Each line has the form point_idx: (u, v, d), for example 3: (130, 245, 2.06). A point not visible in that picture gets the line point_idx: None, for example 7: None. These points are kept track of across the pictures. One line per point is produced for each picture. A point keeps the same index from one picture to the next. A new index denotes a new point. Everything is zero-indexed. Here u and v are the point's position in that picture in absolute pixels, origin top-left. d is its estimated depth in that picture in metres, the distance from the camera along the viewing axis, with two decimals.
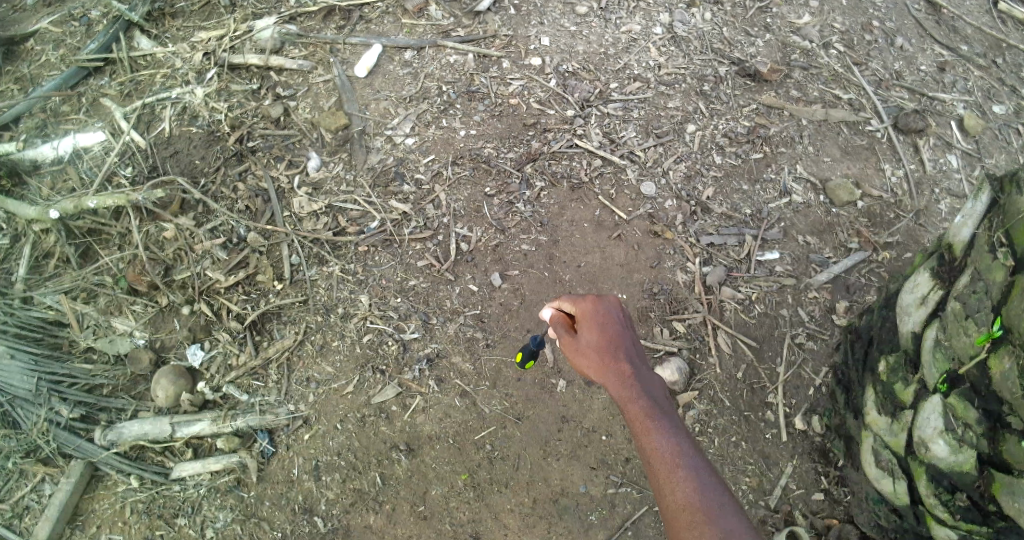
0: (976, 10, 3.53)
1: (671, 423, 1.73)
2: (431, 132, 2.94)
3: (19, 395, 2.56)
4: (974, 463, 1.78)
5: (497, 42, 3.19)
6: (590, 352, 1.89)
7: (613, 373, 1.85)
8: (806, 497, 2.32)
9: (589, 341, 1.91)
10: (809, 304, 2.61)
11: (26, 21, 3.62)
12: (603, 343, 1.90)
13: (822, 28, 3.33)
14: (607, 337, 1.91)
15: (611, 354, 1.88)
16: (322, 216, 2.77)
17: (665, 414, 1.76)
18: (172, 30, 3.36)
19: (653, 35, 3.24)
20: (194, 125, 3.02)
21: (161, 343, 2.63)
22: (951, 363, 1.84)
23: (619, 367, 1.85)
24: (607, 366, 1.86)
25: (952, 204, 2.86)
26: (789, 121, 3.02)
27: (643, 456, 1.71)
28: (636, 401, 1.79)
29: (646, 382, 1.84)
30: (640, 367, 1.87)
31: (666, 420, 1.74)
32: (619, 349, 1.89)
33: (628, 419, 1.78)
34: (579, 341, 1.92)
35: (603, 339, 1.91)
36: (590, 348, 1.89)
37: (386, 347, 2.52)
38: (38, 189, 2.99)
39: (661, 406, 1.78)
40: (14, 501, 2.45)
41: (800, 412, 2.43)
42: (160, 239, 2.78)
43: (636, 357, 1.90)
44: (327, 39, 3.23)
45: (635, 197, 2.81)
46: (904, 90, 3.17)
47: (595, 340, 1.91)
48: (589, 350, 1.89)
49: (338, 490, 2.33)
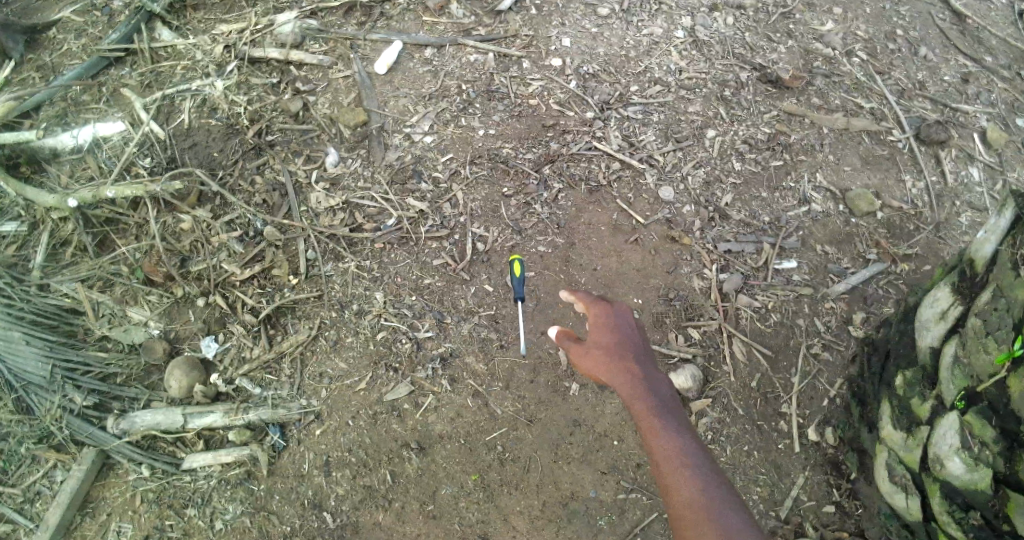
0: (1001, 21, 3.50)
1: (677, 423, 1.74)
2: (449, 131, 2.94)
3: (33, 382, 2.57)
4: (990, 482, 1.75)
5: (518, 42, 3.18)
6: (597, 351, 1.88)
7: (620, 372, 1.84)
8: (817, 509, 2.30)
9: (595, 342, 1.90)
10: (826, 315, 2.59)
11: (49, 10, 3.64)
12: (609, 343, 1.89)
13: (845, 36, 3.31)
14: (613, 336, 1.91)
15: (618, 353, 1.87)
16: (339, 212, 2.77)
17: (672, 413, 1.76)
18: (193, 22, 3.37)
19: (674, 38, 3.22)
20: (213, 118, 3.03)
21: (175, 334, 2.64)
22: (970, 380, 1.83)
23: (625, 367, 1.85)
24: (614, 366, 1.85)
25: (973, 218, 2.83)
26: (810, 129, 3.00)
27: (648, 455, 1.71)
28: (642, 400, 1.78)
29: (653, 381, 1.83)
30: (647, 365, 1.87)
31: (673, 420, 1.74)
32: (626, 349, 1.88)
33: (634, 418, 1.78)
34: (585, 341, 1.91)
35: (609, 339, 1.90)
36: (595, 348, 1.89)
37: (400, 345, 2.52)
38: (58, 177, 3.01)
39: (668, 406, 1.78)
40: (26, 486, 2.47)
41: (814, 422, 2.42)
42: (177, 230, 2.79)
43: (643, 356, 1.89)
44: (348, 35, 3.23)
45: (653, 201, 2.80)
46: (927, 101, 3.14)
47: (601, 340, 1.90)
48: (595, 350, 1.89)
49: (348, 486, 2.33)
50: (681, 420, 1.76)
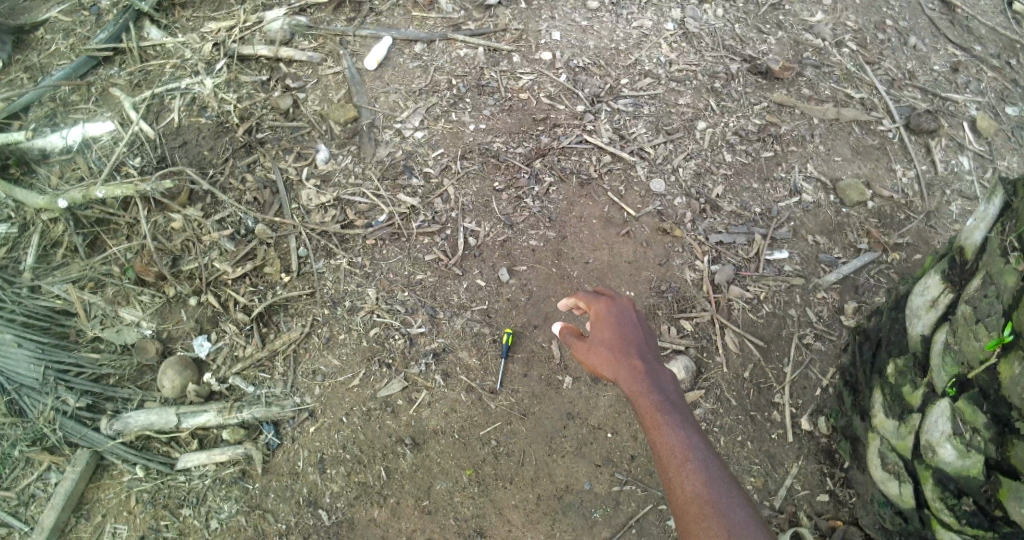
0: (990, 10, 3.50)
1: (682, 418, 1.73)
2: (440, 126, 2.93)
3: (26, 384, 2.56)
4: (982, 468, 1.76)
5: (507, 36, 3.18)
6: (601, 350, 1.89)
7: (624, 369, 1.85)
8: (811, 498, 2.31)
9: (600, 341, 1.91)
10: (817, 305, 2.60)
11: (36, 10, 3.62)
12: (614, 341, 1.90)
13: (835, 26, 3.32)
14: (618, 334, 1.91)
15: (622, 350, 1.88)
16: (331, 209, 2.77)
17: (677, 408, 1.75)
18: (182, 20, 3.35)
19: (664, 30, 3.22)
20: (203, 116, 3.02)
21: (168, 334, 2.63)
22: (960, 367, 1.84)
23: (630, 363, 1.85)
24: (619, 362, 1.86)
25: (963, 206, 2.84)
26: (800, 119, 3.00)
27: (653, 451, 1.71)
28: (648, 396, 1.78)
29: (658, 377, 1.83)
30: (652, 361, 1.86)
31: (678, 415, 1.74)
32: (631, 346, 1.89)
33: (640, 414, 1.78)
34: (590, 341, 1.93)
35: (614, 336, 1.91)
36: (600, 346, 1.90)
37: (393, 341, 2.52)
38: (47, 178, 2.99)
39: (673, 401, 1.78)
40: (20, 489, 2.46)
41: (806, 412, 2.42)
42: (168, 229, 2.78)
43: (648, 353, 1.89)
44: (338, 31, 3.22)
45: (644, 194, 2.80)
46: (916, 90, 3.14)
47: (606, 338, 1.91)
48: (600, 348, 1.90)
49: (343, 483, 2.33)
50: (687, 416, 1.75)
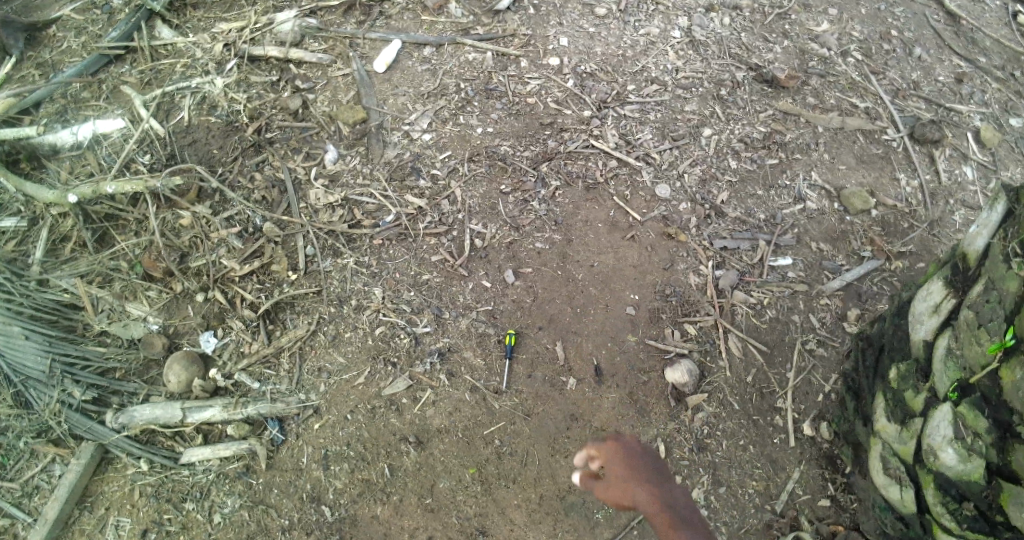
0: (995, 23, 3.54)
1: None
2: (448, 129, 2.96)
3: (33, 376, 2.58)
4: (983, 473, 1.77)
5: (516, 41, 3.21)
6: (625, 490, 1.78)
7: (649, 507, 1.76)
8: (813, 502, 2.32)
9: (621, 479, 1.80)
10: (821, 311, 2.62)
11: (48, 8, 3.66)
12: (632, 477, 1.80)
13: (840, 36, 3.35)
14: (636, 469, 1.82)
15: (645, 487, 1.79)
16: (338, 209, 2.79)
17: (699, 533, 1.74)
18: (193, 20, 3.39)
19: (671, 38, 3.25)
20: (213, 115, 3.04)
21: (174, 329, 2.65)
22: (963, 372, 1.85)
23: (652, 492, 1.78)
24: (644, 501, 1.76)
25: (967, 215, 2.86)
26: (805, 128, 3.03)
27: None
28: (674, 528, 1.73)
29: (677, 505, 1.80)
30: (670, 490, 1.82)
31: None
32: (649, 478, 1.81)
33: None
34: (611, 484, 1.79)
35: (633, 470, 1.82)
36: (622, 487, 1.78)
37: (398, 341, 2.53)
38: (57, 173, 3.02)
39: (694, 525, 1.76)
40: (25, 480, 2.48)
41: (808, 417, 2.44)
42: (176, 226, 2.81)
43: (664, 482, 1.83)
44: (348, 34, 3.25)
45: (650, 199, 2.82)
46: (921, 101, 3.17)
47: (625, 477, 1.80)
48: (621, 487, 1.79)
49: (346, 480, 2.34)
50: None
